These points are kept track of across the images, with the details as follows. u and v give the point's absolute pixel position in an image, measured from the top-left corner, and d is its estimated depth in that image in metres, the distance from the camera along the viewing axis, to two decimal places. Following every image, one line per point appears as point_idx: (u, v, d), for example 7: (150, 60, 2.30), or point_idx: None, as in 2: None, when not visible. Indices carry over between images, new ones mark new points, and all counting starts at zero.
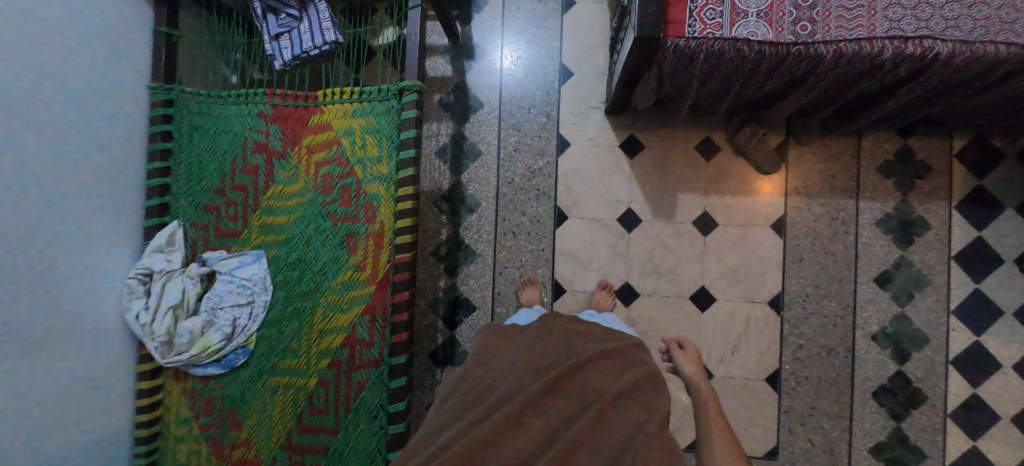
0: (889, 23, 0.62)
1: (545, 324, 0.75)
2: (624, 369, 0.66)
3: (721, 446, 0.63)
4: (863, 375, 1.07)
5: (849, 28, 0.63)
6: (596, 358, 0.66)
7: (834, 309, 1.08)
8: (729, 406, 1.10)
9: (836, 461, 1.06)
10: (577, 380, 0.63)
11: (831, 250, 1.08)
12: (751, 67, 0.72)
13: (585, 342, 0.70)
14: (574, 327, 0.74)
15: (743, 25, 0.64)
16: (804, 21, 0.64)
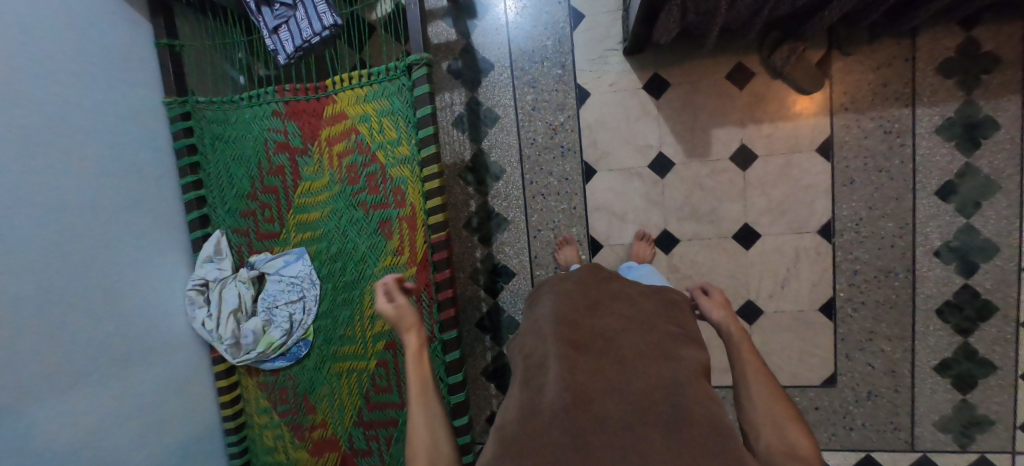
0: None
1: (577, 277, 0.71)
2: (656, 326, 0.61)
3: (760, 387, 0.58)
4: (926, 294, 1.02)
5: None
6: (628, 317, 0.62)
7: (892, 229, 1.02)
8: (782, 339, 1.09)
9: (898, 381, 1.05)
10: (606, 332, 0.58)
11: (885, 167, 1.01)
12: None
13: (616, 299, 0.66)
14: (609, 284, 0.70)
15: None
16: None
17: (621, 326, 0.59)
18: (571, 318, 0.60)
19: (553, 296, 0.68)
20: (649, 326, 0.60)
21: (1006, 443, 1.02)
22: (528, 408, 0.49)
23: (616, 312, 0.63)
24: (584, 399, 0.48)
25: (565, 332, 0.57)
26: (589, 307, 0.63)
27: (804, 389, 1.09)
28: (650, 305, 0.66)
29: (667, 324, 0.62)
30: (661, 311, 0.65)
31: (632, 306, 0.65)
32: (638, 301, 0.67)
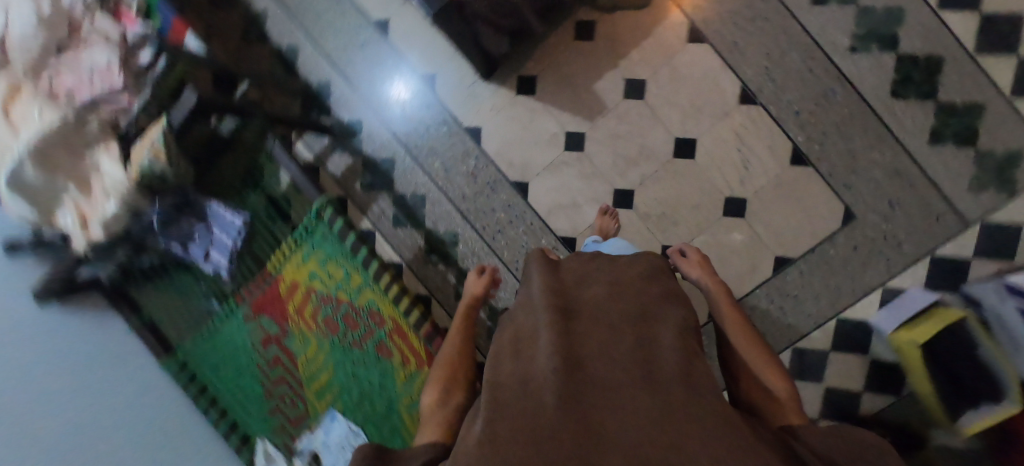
0: None
1: (565, 266, 0.70)
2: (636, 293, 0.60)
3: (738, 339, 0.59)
4: (871, 88, 1.01)
5: None
6: (613, 289, 0.61)
7: (799, 58, 1.02)
8: (781, 210, 1.06)
9: (907, 175, 1.02)
10: (593, 307, 0.56)
11: (754, 15, 1.02)
12: None
13: (597, 273, 0.66)
14: (593, 264, 0.69)
15: None
16: None
17: (608, 299, 0.58)
18: (559, 300, 0.57)
19: (542, 277, 0.66)
20: (635, 294, 0.59)
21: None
22: (520, 378, 0.44)
23: (603, 286, 0.62)
24: (576, 366, 0.44)
25: (555, 310, 0.54)
26: (574, 290, 0.62)
27: (832, 238, 1.05)
28: (634, 271, 0.66)
29: (651, 289, 0.62)
30: (646, 279, 0.65)
31: (616, 277, 0.64)
32: (618, 270, 0.67)
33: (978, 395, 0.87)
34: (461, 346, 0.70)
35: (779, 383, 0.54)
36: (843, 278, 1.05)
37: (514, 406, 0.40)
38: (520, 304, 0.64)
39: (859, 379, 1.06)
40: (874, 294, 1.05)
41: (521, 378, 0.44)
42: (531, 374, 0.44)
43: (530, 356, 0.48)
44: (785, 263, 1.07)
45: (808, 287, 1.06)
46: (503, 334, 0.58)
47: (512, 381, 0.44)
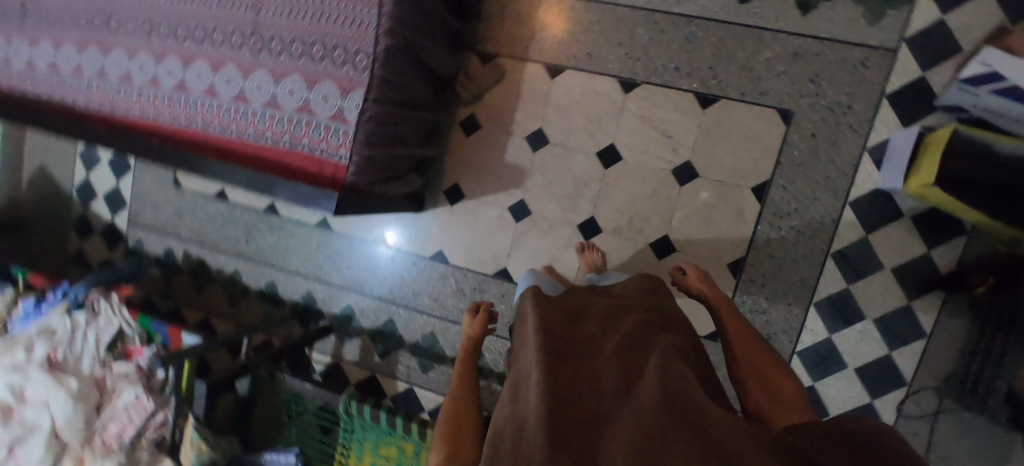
0: (358, 48, 0.83)
1: (558, 301, 0.71)
2: (623, 318, 0.60)
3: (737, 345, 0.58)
4: (723, 10, 1.04)
5: (359, 64, 0.83)
6: (606, 320, 0.61)
7: (647, 29, 1.08)
8: (725, 149, 1.06)
9: (810, 51, 1.01)
10: (587, 343, 0.56)
11: (588, 24, 1.10)
12: (395, 115, 0.91)
13: (590, 307, 0.66)
14: (588, 300, 0.70)
15: (340, 134, 0.85)
16: (349, 94, 0.83)
17: (602, 333, 0.58)
18: (554, 339, 0.57)
19: (536, 313, 0.66)
20: (626, 320, 0.60)
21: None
22: (517, 426, 0.44)
23: (594, 317, 0.62)
24: (566, 408, 0.43)
25: (546, 350, 0.54)
26: (568, 327, 0.62)
27: (788, 142, 1.03)
28: (629, 301, 0.67)
29: (639, 314, 0.61)
30: (636, 303, 0.66)
31: (610, 309, 0.65)
32: (612, 301, 0.68)
33: None
34: (463, 403, 0.67)
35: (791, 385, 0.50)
36: (826, 167, 1.02)
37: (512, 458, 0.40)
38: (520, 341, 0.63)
39: (915, 242, 0.99)
40: (866, 160, 1.01)
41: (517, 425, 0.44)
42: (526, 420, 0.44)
43: (524, 399, 0.48)
44: (766, 189, 1.05)
45: (801, 194, 1.03)
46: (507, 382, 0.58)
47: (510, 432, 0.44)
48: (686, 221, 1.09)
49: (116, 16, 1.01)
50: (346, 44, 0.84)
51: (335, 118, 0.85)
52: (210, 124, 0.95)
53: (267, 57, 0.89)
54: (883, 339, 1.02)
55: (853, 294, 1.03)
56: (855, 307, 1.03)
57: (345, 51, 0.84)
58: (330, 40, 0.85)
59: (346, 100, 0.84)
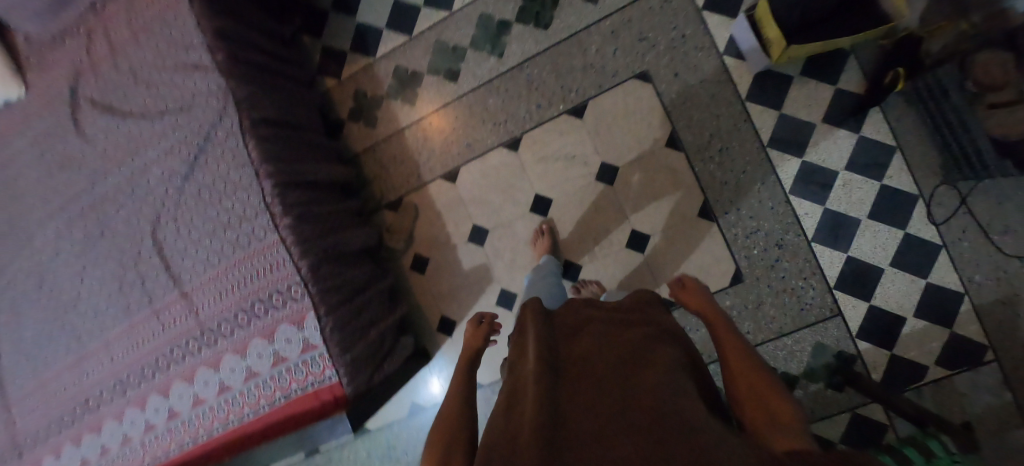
0: (287, 285, 0.89)
1: (560, 317, 0.71)
2: (623, 336, 0.61)
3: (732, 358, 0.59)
4: (537, 42, 1.13)
5: (297, 296, 0.89)
6: (605, 329, 0.63)
7: (493, 95, 1.15)
8: (622, 134, 1.11)
9: (623, 22, 1.09)
10: (583, 351, 0.58)
11: (448, 126, 1.18)
12: (350, 312, 0.96)
13: (585, 316, 0.68)
14: (586, 310, 0.70)
15: (314, 361, 0.90)
16: (303, 323, 0.89)
17: (599, 345, 0.59)
18: (551, 352, 0.59)
19: (536, 328, 0.66)
20: (626, 338, 0.60)
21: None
22: (509, 437, 0.45)
23: (594, 331, 0.63)
24: (562, 422, 0.46)
25: (542, 361, 0.55)
26: (567, 342, 0.62)
27: (662, 92, 1.08)
28: (626, 311, 0.69)
29: (637, 327, 0.63)
30: (634, 320, 0.66)
31: (606, 320, 0.66)
32: (608, 311, 0.69)
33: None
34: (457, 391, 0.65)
35: (774, 390, 0.52)
36: (706, 88, 1.07)
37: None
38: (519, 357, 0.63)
39: (819, 90, 1.03)
40: (729, 62, 1.06)
41: (510, 438, 0.44)
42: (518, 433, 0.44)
43: (518, 414, 0.48)
44: (676, 138, 1.08)
45: (705, 121, 1.07)
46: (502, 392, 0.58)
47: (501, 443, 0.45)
48: (639, 207, 1.11)
49: (89, 398, 1.05)
50: (276, 288, 0.90)
51: (304, 350, 0.89)
52: (211, 430, 0.97)
53: (224, 342, 0.94)
54: (866, 177, 1.03)
55: (812, 162, 1.04)
56: (823, 172, 1.04)
57: (279, 294, 0.90)
58: (263, 294, 0.90)
59: (303, 329, 0.89)
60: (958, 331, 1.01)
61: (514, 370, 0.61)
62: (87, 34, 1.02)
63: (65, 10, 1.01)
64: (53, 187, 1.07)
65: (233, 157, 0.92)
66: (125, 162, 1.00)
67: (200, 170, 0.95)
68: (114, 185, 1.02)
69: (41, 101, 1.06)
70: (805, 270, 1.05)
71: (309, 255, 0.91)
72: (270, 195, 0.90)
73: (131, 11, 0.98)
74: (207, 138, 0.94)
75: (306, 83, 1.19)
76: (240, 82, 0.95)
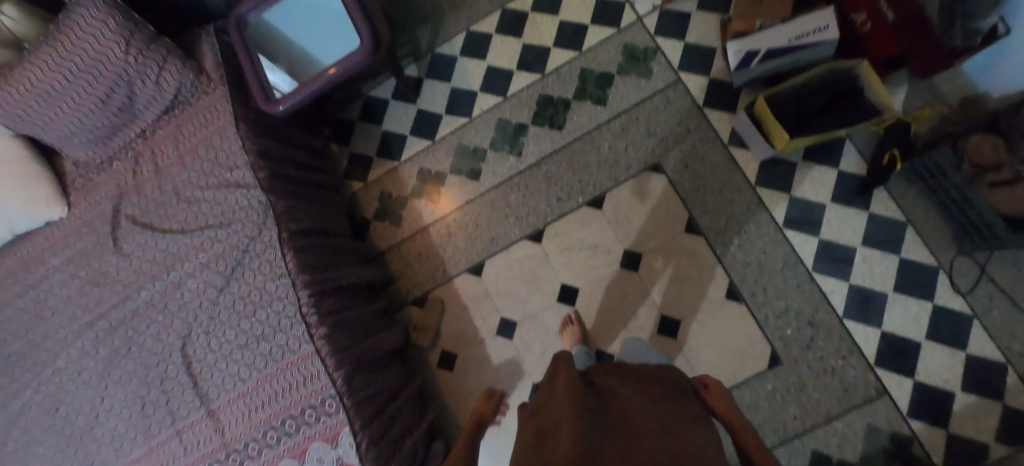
0: (321, 398, 0.87)
1: (593, 383, 0.80)
2: (651, 404, 0.69)
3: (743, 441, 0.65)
4: (552, 141, 1.21)
5: (331, 410, 0.86)
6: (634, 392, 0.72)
7: (513, 191, 1.21)
8: (641, 221, 1.15)
9: (631, 121, 1.19)
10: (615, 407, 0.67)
11: (471, 221, 1.23)
12: (382, 421, 0.93)
13: (618, 384, 0.76)
14: (618, 381, 0.78)
15: None
16: (338, 439, 0.85)
17: (631, 406, 0.67)
18: (586, 402, 0.67)
19: (573, 383, 0.74)
20: (654, 407, 0.68)
21: (639, 25, 1.22)
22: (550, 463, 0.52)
23: (626, 396, 0.70)
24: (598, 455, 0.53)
25: (578, 405, 0.64)
26: (601, 403, 0.70)
27: (675, 182, 1.15)
28: (657, 382, 0.77)
29: (665, 400, 0.71)
30: (661, 394, 0.74)
31: (636, 390, 0.74)
32: (640, 380, 0.78)
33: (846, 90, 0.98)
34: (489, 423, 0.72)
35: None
36: (716, 176, 1.13)
37: None
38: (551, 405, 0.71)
39: (823, 173, 1.10)
40: (734, 151, 1.14)
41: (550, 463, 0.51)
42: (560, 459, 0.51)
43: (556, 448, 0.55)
44: (694, 224, 1.13)
45: (720, 206, 1.12)
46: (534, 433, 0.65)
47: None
48: (665, 292, 1.12)
49: None
50: (308, 402, 0.87)
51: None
52: None
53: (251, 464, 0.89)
54: (884, 251, 1.05)
55: (829, 240, 1.07)
56: (842, 249, 1.07)
57: (311, 408, 0.87)
58: (295, 410, 0.88)
59: (337, 446, 0.85)
60: (1010, 404, 0.98)
61: (547, 417, 0.68)
62: (134, 158, 1.08)
63: (114, 139, 1.08)
64: (83, 305, 1.07)
65: (269, 268, 0.94)
66: (160, 277, 1.02)
67: (235, 283, 0.96)
68: (147, 300, 1.02)
69: (82, 222, 1.10)
70: (842, 349, 1.03)
71: (344, 366, 0.90)
72: (305, 305, 0.91)
73: (179, 136, 1.05)
74: (245, 251, 0.96)
75: (335, 188, 1.26)
76: (279, 196, 1.00)
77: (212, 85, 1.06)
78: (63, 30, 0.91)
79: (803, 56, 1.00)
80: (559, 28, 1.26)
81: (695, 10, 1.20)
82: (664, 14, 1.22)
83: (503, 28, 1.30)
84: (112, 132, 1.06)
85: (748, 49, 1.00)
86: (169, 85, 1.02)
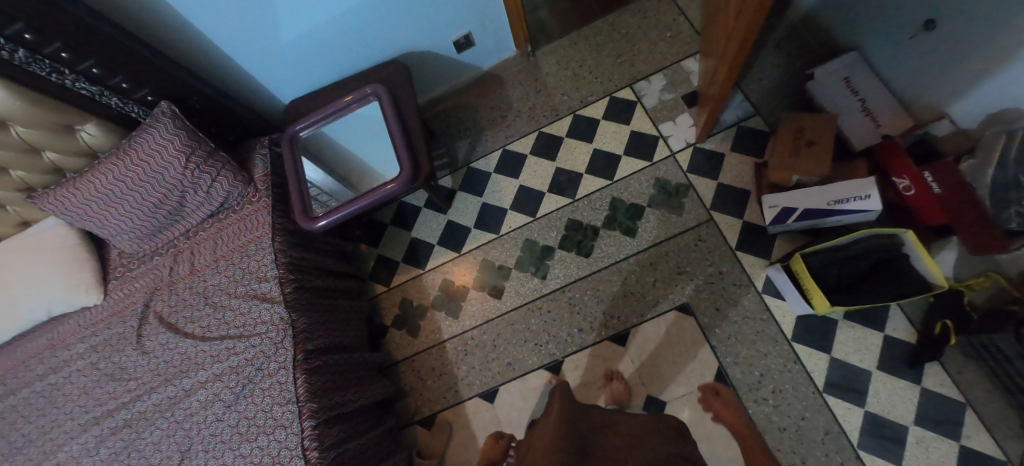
0: None
1: (595, 415, 0.89)
2: (646, 435, 0.78)
3: None
4: (578, 267, 1.20)
5: None
6: (630, 427, 0.82)
7: (534, 313, 1.19)
8: (668, 363, 1.09)
9: (661, 255, 1.17)
10: (609, 451, 0.73)
11: (489, 338, 1.20)
12: None
13: (619, 419, 0.86)
14: (616, 416, 0.87)
15: None
16: None
17: (623, 440, 0.77)
18: (580, 428, 0.78)
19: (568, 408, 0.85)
20: (645, 438, 0.77)
21: (673, 161, 1.24)
22: (561, 447, 0.68)
23: (617, 431, 0.80)
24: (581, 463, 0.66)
25: (572, 427, 0.76)
26: (599, 433, 0.80)
27: (705, 326, 1.10)
28: (653, 423, 0.83)
29: (660, 431, 0.79)
30: (659, 427, 0.81)
31: (633, 424, 0.83)
32: (640, 422, 0.84)
33: (894, 257, 0.94)
34: None
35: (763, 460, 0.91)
36: (749, 324, 1.08)
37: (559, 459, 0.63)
38: (549, 422, 0.83)
39: (866, 336, 1.03)
40: (769, 299, 1.09)
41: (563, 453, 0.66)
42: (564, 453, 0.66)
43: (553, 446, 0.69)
44: (724, 374, 1.06)
45: (753, 359, 1.06)
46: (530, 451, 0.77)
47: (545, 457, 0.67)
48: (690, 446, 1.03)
49: None
50: None
51: None
52: None
53: None
54: (941, 434, 0.94)
55: (876, 412, 0.98)
56: (891, 425, 0.97)
57: None
58: None
59: None
60: None
61: (537, 440, 0.80)
62: (172, 256, 1.12)
63: (157, 237, 1.12)
64: (96, 398, 1.06)
65: (279, 392, 0.92)
66: (174, 381, 1.01)
67: (244, 400, 0.94)
68: (156, 404, 1.01)
69: (112, 313, 1.12)
70: None
71: None
72: (307, 439, 0.88)
73: (219, 240, 1.09)
74: (259, 369, 0.95)
75: (357, 294, 1.27)
76: (301, 312, 1.00)
77: (257, 194, 1.10)
78: (132, 145, 0.98)
79: (844, 219, 0.98)
80: (593, 154, 1.29)
81: (729, 151, 1.22)
82: (697, 152, 1.24)
83: (538, 149, 1.34)
84: (156, 232, 1.11)
85: (783, 205, 1.01)
86: (218, 194, 1.07)
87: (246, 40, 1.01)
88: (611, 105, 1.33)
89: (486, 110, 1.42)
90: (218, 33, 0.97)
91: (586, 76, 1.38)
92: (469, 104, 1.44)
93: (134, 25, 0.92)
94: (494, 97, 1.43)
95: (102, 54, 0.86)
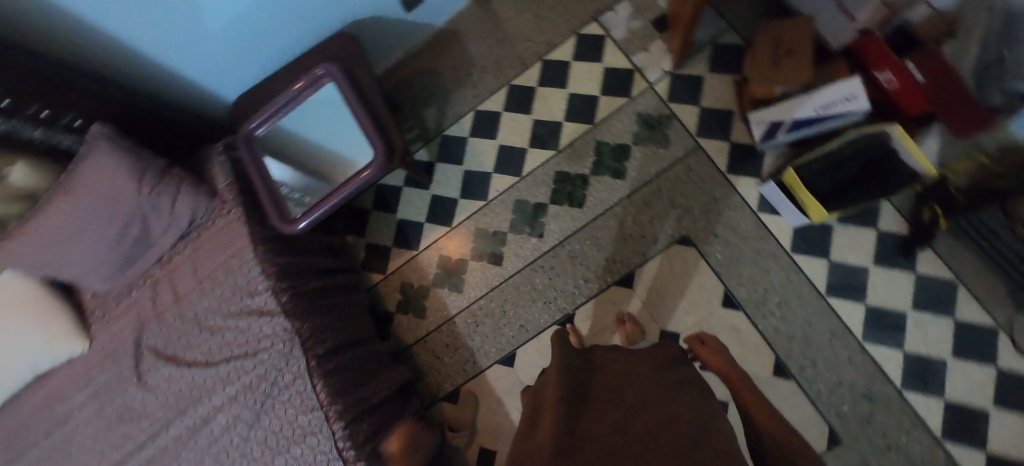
0: None
1: (592, 354, 0.87)
2: (645, 373, 0.76)
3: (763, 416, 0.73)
4: (573, 218, 1.18)
5: None
6: (628, 363, 0.80)
7: (537, 272, 1.18)
8: (676, 297, 1.11)
9: (653, 192, 1.15)
10: (608, 392, 0.72)
11: (497, 305, 1.20)
12: None
13: (618, 356, 0.83)
14: (613, 353, 0.85)
15: None
16: None
17: (623, 377, 0.75)
18: (577, 376, 0.75)
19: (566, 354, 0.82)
20: (644, 376, 0.75)
21: (652, 93, 1.19)
22: (560, 405, 0.66)
23: (616, 370, 0.78)
24: (577, 420, 0.64)
25: (569, 377, 0.73)
26: (598, 375, 0.78)
27: (707, 254, 1.11)
28: (653, 359, 0.82)
29: (661, 368, 0.78)
30: (659, 363, 0.80)
31: (631, 360, 0.82)
32: (636, 357, 0.83)
33: None
34: None
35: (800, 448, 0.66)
36: (749, 244, 1.09)
37: (559, 426, 0.61)
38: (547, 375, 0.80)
39: (861, 236, 1.05)
40: (765, 217, 1.10)
41: (564, 417, 0.63)
42: (563, 417, 0.63)
43: (552, 407, 0.67)
44: (730, 296, 1.09)
45: (756, 277, 1.08)
46: (535, 410, 0.76)
47: (544, 425, 0.65)
48: None
49: None
50: None
51: None
52: None
53: None
54: (937, 314, 1.00)
55: (876, 304, 1.02)
56: (890, 314, 1.02)
57: None
58: None
59: None
60: None
61: (537, 399, 0.78)
62: (151, 287, 1.05)
63: (130, 269, 1.04)
64: (112, 442, 1.03)
65: (301, 402, 0.91)
66: (187, 410, 0.98)
67: (266, 416, 0.93)
68: (177, 435, 0.99)
69: (104, 356, 1.06)
70: (904, 423, 0.98)
71: None
72: (340, 441, 0.87)
73: (197, 261, 1.02)
74: (274, 383, 0.93)
75: (355, 287, 1.23)
76: (304, 317, 0.97)
77: (226, 206, 1.02)
78: (70, 179, 0.87)
79: (833, 125, 0.97)
80: (569, 100, 1.23)
81: (708, 73, 1.17)
82: (676, 79, 1.19)
83: (511, 104, 1.27)
84: (127, 264, 1.03)
85: (769, 120, 1.02)
86: (184, 213, 0.99)
87: (165, 35, 0.88)
88: (579, 44, 1.26)
89: (448, 71, 1.33)
90: (129, 31, 0.84)
91: (547, 16, 1.28)
92: (429, 67, 1.34)
93: (24, 36, 0.75)
94: (454, 55, 1.33)
95: (21, 89, 0.73)
